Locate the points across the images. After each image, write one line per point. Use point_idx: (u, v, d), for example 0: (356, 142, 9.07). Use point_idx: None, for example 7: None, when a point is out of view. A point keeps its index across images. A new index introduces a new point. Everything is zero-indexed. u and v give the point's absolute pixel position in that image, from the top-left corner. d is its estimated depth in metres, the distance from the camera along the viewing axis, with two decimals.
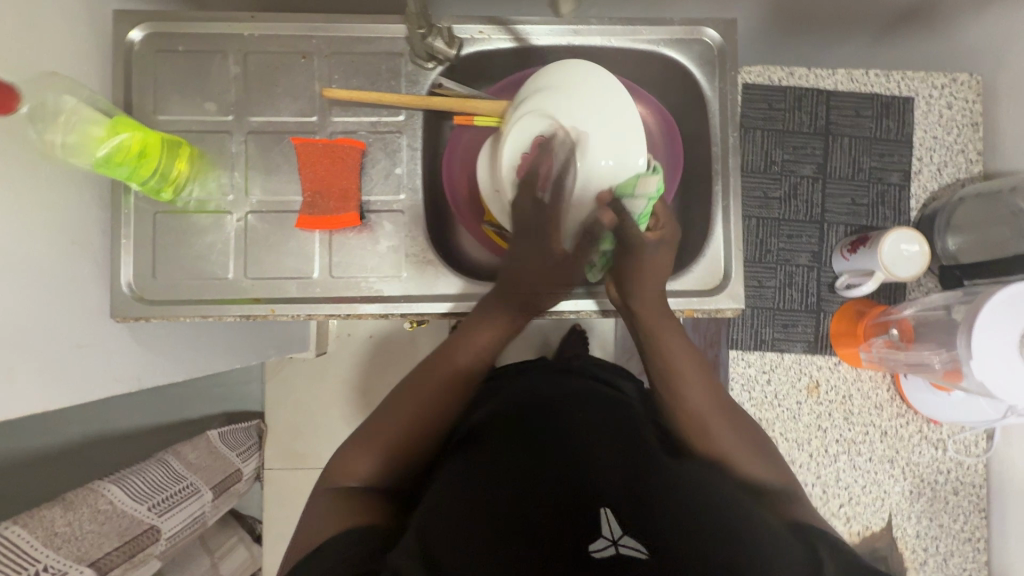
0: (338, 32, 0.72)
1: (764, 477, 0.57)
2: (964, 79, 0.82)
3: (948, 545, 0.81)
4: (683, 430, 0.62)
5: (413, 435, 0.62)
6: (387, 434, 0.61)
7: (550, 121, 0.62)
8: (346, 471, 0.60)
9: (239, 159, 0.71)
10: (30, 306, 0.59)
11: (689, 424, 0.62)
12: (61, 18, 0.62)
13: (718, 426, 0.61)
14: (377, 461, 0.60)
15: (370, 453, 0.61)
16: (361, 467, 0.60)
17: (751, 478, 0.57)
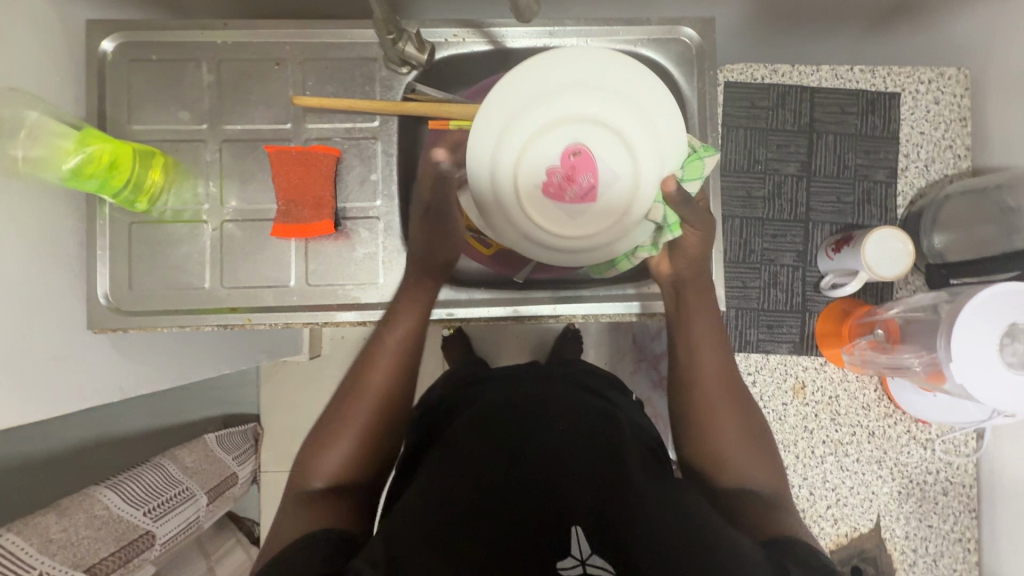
0: (312, 38, 0.71)
1: (759, 481, 0.59)
2: (952, 74, 0.80)
3: (938, 546, 0.80)
4: (694, 419, 0.63)
5: (377, 419, 0.60)
6: (349, 426, 0.59)
7: (586, 123, 0.60)
8: (311, 472, 0.57)
9: (215, 167, 0.70)
10: (4, 318, 0.59)
11: (704, 418, 0.62)
12: (31, 30, 0.62)
13: (727, 415, 0.62)
14: (346, 453, 0.58)
15: (336, 447, 0.58)
16: (328, 464, 0.57)
17: (746, 481, 0.59)
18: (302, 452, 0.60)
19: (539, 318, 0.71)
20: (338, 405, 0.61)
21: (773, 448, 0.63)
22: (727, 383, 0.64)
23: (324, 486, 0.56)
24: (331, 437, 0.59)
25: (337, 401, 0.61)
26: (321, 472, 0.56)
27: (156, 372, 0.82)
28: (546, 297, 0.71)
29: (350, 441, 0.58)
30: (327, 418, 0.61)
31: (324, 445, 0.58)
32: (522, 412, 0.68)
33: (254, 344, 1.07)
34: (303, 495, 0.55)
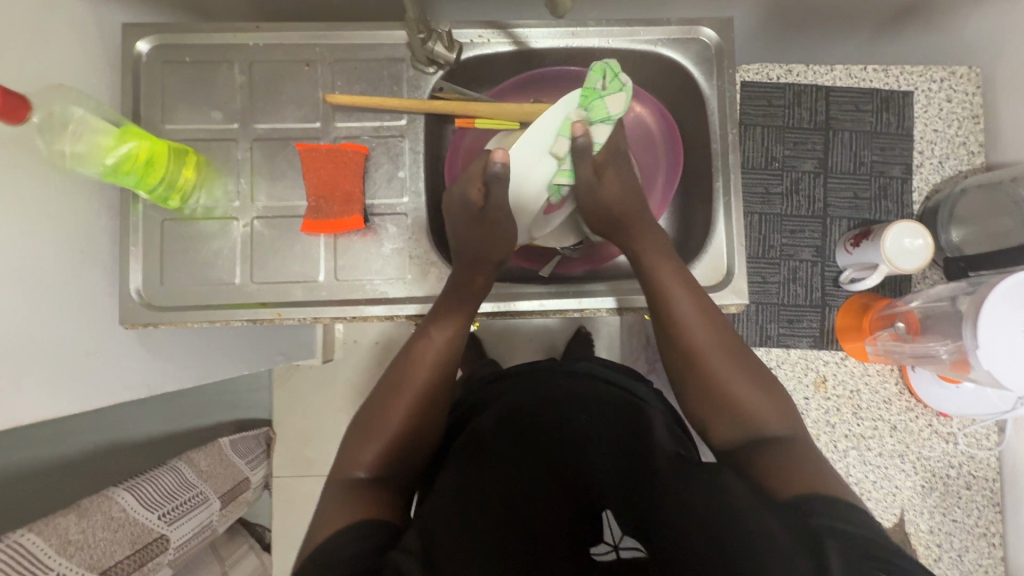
0: (340, 40, 0.73)
1: (766, 418, 0.56)
2: (963, 72, 0.81)
3: (963, 541, 0.80)
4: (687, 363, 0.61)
5: (417, 415, 0.60)
6: (389, 421, 0.59)
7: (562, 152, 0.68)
8: (353, 462, 0.57)
9: (245, 165, 0.72)
10: (43, 312, 0.60)
11: (700, 374, 0.60)
12: (72, 32, 0.64)
13: (721, 361, 0.59)
14: (383, 449, 0.57)
15: (374, 442, 0.58)
16: (372, 453, 0.57)
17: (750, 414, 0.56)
18: (343, 443, 0.60)
19: (563, 312, 0.71)
20: (379, 400, 0.61)
21: (785, 397, 0.59)
22: (721, 334, 0.61)
23: (368, 476, 0.56)
24: (375, 430, 0.58)
25: (379, 397, 0.61)
26: (365, 461, 0.57)
27: (180, 370, 0.83)
28: (572, 290, 0.71)
29: (394, 436, 0.58)
30: (369, 412, 0.60)
31: (367, 435, 0.58)
32: (547, 407, 0.68)
33: (271, 345, 1.08)
34: (346, 482, 0.55)
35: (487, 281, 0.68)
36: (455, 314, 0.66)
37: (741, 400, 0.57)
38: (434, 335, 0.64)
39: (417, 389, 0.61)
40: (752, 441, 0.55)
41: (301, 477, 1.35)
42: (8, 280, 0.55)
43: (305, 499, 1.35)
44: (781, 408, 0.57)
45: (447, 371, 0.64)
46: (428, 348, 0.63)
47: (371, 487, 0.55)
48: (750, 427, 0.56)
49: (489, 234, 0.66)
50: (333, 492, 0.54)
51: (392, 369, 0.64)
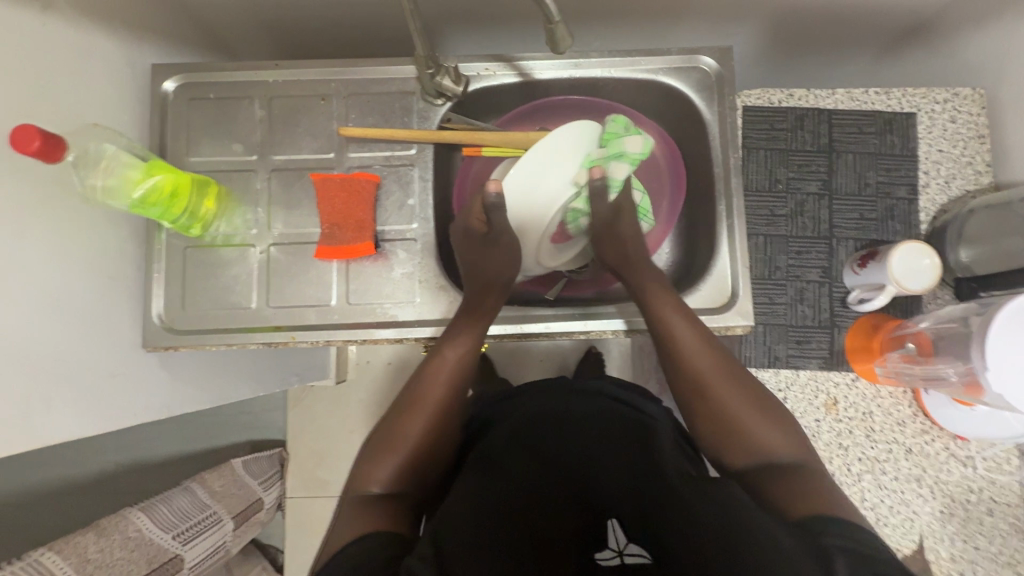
0: (354, 76, 0.77)
1: (775, 446, 0.57)
2: (966, 94, 0.82)
3: (987, 569, 0.77)
4: (691, 391, 0.62)
5: (430, 436, 0.61)
6: (404, 438, 0.60)
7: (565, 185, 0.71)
8: (368, 479, 0.57)
9: (263, 195, 0.75)
10: (72, 338, 0.63)
11: (705, 409, 0.61)
12: (107, 74, 0.68)
13: (724, 392, 0.61)
14: (399, 466, 0.58)
15: (390, 459, 0.59)
16: (388, 469, 0.58)
17: (760, 442, 0.58)
18: (358, 462, 0.61)
19: (570, 334, 0.73)
20: (393, 418, 0.62)
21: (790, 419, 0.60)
22: (720, 363, 0.62)
23: (383, 492, 0.56)
24: (390, 447, 0.60)
25: (393, 416, 0.63)
26: (379, 477, 0.57)
27: (197, 392, 0.85)
28: (577, 313, 0.72)
29: (409, 453, 0.59)
30: (383, 430, 0.62)
31: (382, 452, 0.59)
32: (556, 419, 0.69)
33: (286, 366, 1.10)
34: (362, 498, 0.56)
35: (498, 302, 0.70)
36: (467, 333, 0.67)
37: (748, 429, 0.58)
38: (447, 354, 0.65)
39: (430, 409, 0.62)
40: (762, 469, 0.56)
41: (312, 498, 1.36)
42: (39, 305, 0.59)
43: (318, 520, 1.35)
44: (787, 434, 0.58)
45: (460, 389, 0.66)
46: (442, 368, 0.65)
47: (386, 502, 0.55)
48: (759, 455, 0.57)
49: (496, 257, 0.70)
50: (346, 507, 0.55)
51: (408, 386, 0.66)
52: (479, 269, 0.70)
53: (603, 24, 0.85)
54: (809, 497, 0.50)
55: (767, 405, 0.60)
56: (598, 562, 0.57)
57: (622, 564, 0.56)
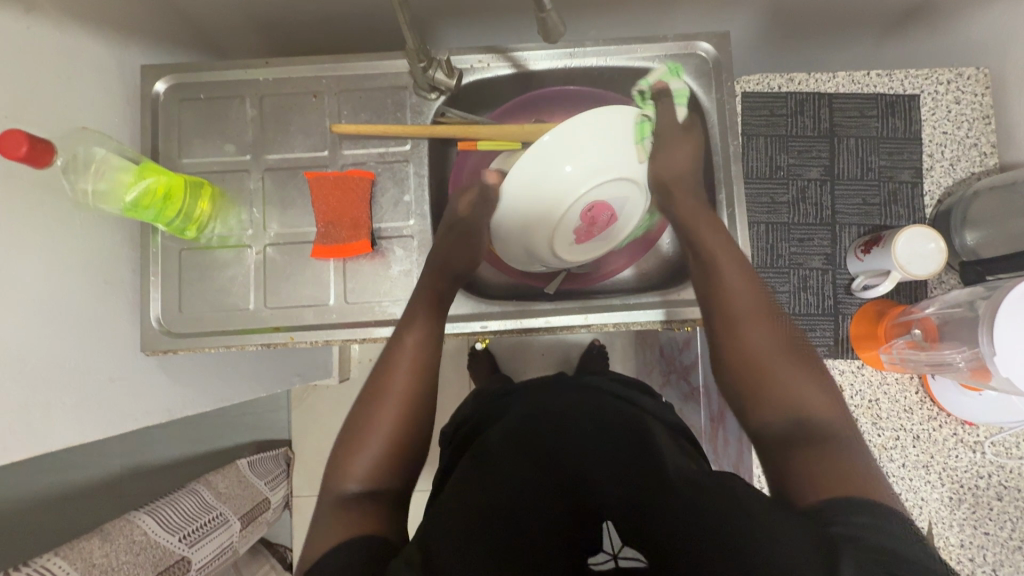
0: (346, 72, 0.76)
1: (810, 397, 0.56)
2: (970, 73, 0.80)
3: (997, 555, 0.77)
4: (731, 327, 0.64)
5: (398, 420, 0.61)
6: (371, 426, 0.61)
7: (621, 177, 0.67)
8: (345, 476, 0.57)
9: (257, 195, 0.74)
10: (68, 343, 0.62)
11: (741, 347, 0.61)
12: (95, 76, 0.68)
13: (764, 337, 0.62)
14: (370, 458, 0.58)
15: (361, 451, 0.59)
16: (362, 466, 0.57)
17: (793, 391, 0.56)
18: (331, 466, 0.60)
19: (570, 328, 0.72)
20: (359, 417, 0.62)
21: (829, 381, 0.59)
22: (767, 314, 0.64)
23: (360, 489, 0.56)
24: (359, 445, 0.60)
25: (358, 414, 0.63)
26: (355, 476, 0.57)
27: (197, 395, 0.84)
28: (575, 307, 0.72)
29: (376, 442, 0.59)
30: (350, 432, 0.62)
31: (353, 447, 0.60)
32: (550, 420, 0.68)
33: (288, 366, 1.10)
34: (341, 498, 0.55)
35: (452, 287, 0.71)
36: (421, 322, 0.68)
37: (780, 379, 0.58)
38: (404, 339, 0.67)
39: (395, 399, 0.63)
40: (787, 417, 0.55)
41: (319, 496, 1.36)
42: (34, 312, 0.58)
43: None
44: (824, 393, 0.56)
45: (422, 366, 0.66)
46: (404, 352, 0.66)
47: (367, 499, 0.54)
48: (788, 402, 0.56)
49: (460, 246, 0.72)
50: (332, 507, 0.54)
51: (372, 377, 0.66)
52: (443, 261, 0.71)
53: (598, 12, 0.83)
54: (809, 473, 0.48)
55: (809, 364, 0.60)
56: None
57: None
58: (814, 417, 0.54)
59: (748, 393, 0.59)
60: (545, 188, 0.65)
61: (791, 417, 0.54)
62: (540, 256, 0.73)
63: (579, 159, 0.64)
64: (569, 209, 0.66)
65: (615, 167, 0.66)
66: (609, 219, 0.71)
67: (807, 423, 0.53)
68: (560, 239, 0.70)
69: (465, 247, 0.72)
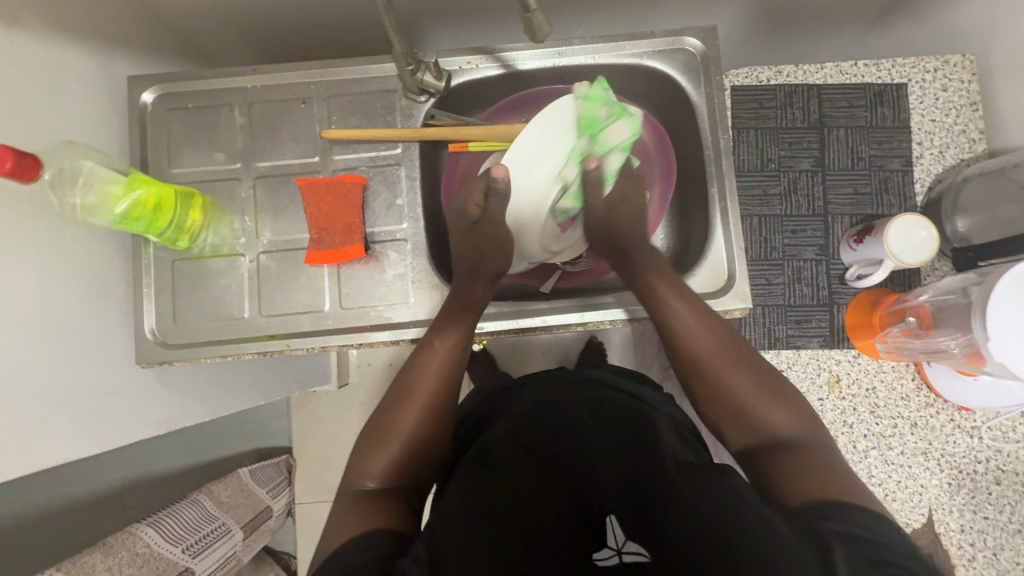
0: (334, 77, 0.75)
1: (779, 423, 0.55)
2: (957, 61, 0.81)
3: (998, 539, 0.77)
4: (690, 363, 0.61)
5: (425, 427, 0.60)
6: (397, 429, 0.60)
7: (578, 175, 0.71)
8: (362, 474, 0.57)
9: (249, 203, 0.74)
10: (62, 358, 0.62)
11: (706, 385, 0.60)
12: (82, 88, 0.67)
13: (727, 368, 0.59)
14: (393, 460, 0.58)
15: (383, 452, 0.58)
16: (380, 464, 0.57)
17: (765, 420, 0.56)
18: (353, 455, 0.60)
19: (567, 327, 0.72)
20: (388, 410, 0.62)
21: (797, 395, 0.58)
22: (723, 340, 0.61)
23: (377, 486, 0.56)
24: (385, 441, 0.59)
25: (387, 408, 0.62)
26: (374, 473, 0.57)
27: (195, 405, 0.84)
28: (572, 305, 0.72)
29: (401, 447, 0.59)
30: (376, 424, 0.61)
31: (374, 447, 0.59)
32: (554, 416, 0.68)
33: (287, 374, 1.10)
34: (356, 494, 0.56)
35: (486, 292, 0.69)
36: (457, 326, 0.66)
37: (756, 411, 0.56)
38: (437, 346, 0.65)
39: (423, 404, 0.61)
40: (758, 444, 0.55)
41: (322, 502, 1.36)
42: (26, 327, 0.58)
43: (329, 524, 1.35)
44: (795, 409, 0.56)
45: (452, 377, 0.64)
46: (431, 359, 0.64)
47: (380, 497, 0.55)
48: (757, 432, 0.56)
49: (488, 242, 0.69)
50: (343, 504, 0.55)
51: (400, 375, 0.65)
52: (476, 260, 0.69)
53: (585, 10, 0.83)
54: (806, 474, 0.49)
55: (774, 382, 0.59)
56: None
57: None
58: (783, 441, 0.54)
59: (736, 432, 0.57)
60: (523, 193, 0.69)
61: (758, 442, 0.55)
62: (532, 255, 0.74)
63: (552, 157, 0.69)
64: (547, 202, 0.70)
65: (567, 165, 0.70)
66: None
67: (780, 446, 0.54)
68: (549, 236, 0.72)
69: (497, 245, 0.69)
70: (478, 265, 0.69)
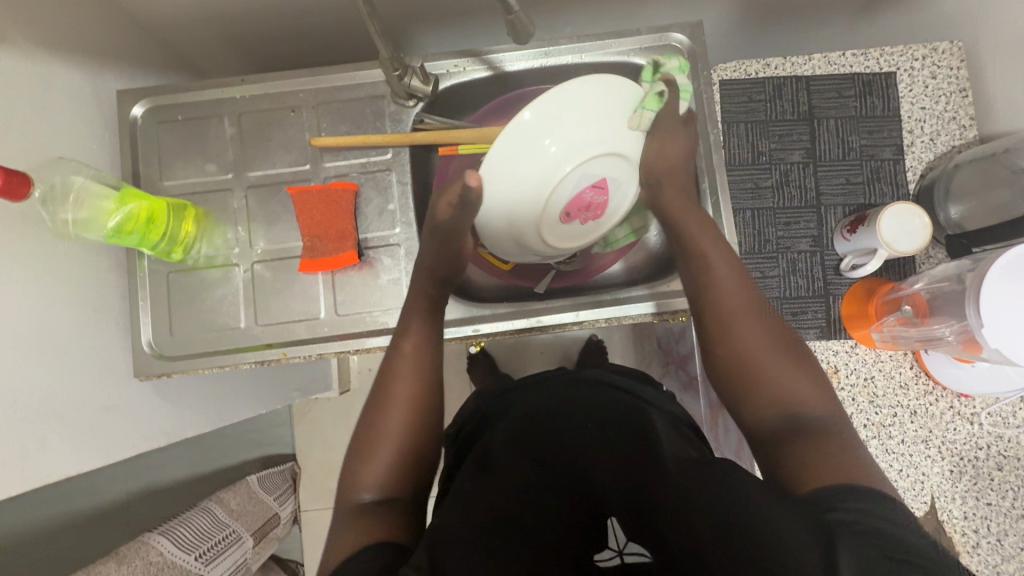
0: (322, 84, 0.76)
1: (800, 392, 0.55)
2: (945, 48, 0.80)
3: (1001, 525, 0.77)
4: (720, 321, 0.63)
5: (406, 429, 0.61)
6: (380, 437, 0.60)
7: (598, 161, 0.63)
8: (358, 488, 0.57)
9: (242, 213, 0.74)
10: (59, 373, 0.62)
11: (730, 345, 0.61)
12: (71, 103, 0.67)
13: (754, 333, 0.61)
14: (383, 468, 0.58)
15: (372, 463, 0.58)
16: (373, 475, 0.57)
17: (785, 385, 0.56)
18: (345, 474, 0.60)
19: (562, 326, 0.72)
20: (369, 423, 0.62)
21: (823, 378, 0.58)
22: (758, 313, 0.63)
23: (373, 497, 0.55)
24: (375, 450, 0.60)
25: (369, 418, 0.62)
26: (368, 484, 0.57)
27: (195, 416, 0.84)
28: (563, 304, 0.72)
29: (389, 452, 0.59)
30: (362, 438, 0.62)
31: (364, 460, 0.59)
32: (554, 416, 0.68)
33: (287, 381, 1.10)
34: (353, 507, 0.55)
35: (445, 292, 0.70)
36: (420, 326, 0.67)
37: (777, 377, 0.57)
38: (406, 348, 0.66)
39: (402, 404, 0.62)
40: (778, 405, 0.55)
41: (327, 509, 1.36)
42: (23, 342, 0.58)
43: None
44: (819, 388, 0.56)
45: (426, 374, 0.65)
46: (404, 363, 0.65)
47: (379, 508, 0.54)
48: (777, 396, 0.55)
49: (444, 248, 0.69)
50: (343, 519, 0.54)
51: (376, 387, 0.65)
52: (433, 265, 0.69)
53: (572, 9, 0.84)
54: (805, 462, 0.48)
55: (800, 360, 0.59)
56: (597, 562, 0.59)
57: (621, 562, 0.59)
58: (803, 409, 0.54)
59: (734, 388, 0.59)
60: (520, 189, 0.63)
61: (776, 405, 0.55)
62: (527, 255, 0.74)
63: (551, 141, 0.60)
64: (546, 208, 0.64)
65: (585, 144, 0.61)
66: (598, 191, 0.66)
67: (799, 414, 0.54)
68: (555, 232, 0.68)
69: (450, 246, 0.69)
70: (436, 270, 0.69)
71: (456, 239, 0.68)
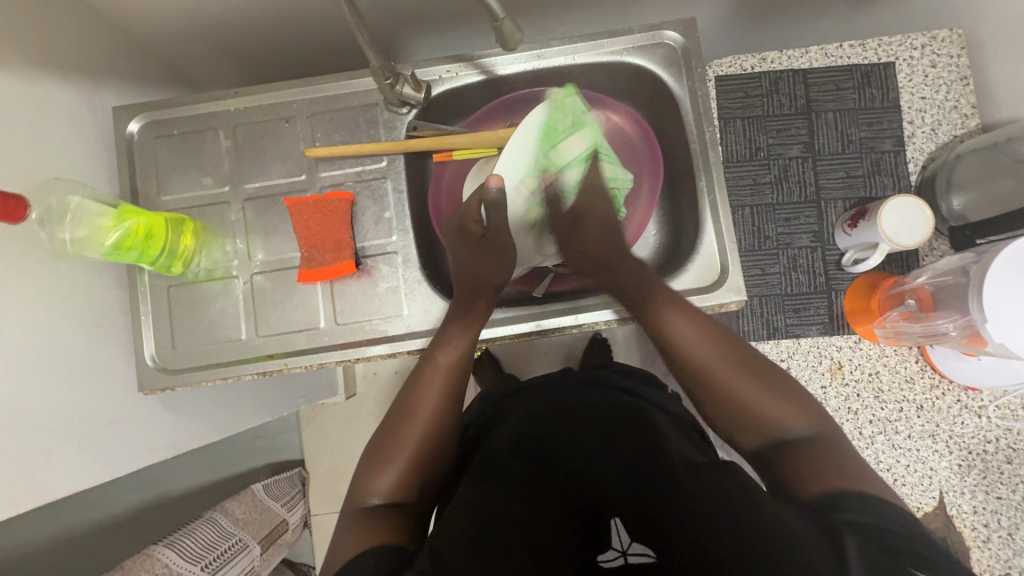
0: (316, 94, 0.76)
1: (784, 420, 0.55)
2: (944, 35, 0.79)
3: (1012, 519, 0.76)
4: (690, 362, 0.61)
5: (429, 441, 0.60)
6: (402, 443, 0.59)
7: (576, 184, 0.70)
8: (369, 489, 0.57)
9: (239, 226, 0.75)
10: (65, 390, 0.63)
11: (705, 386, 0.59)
12: (68, 122, 0.68)
13: (725, 368, 0.59)
14: (398, 474, 0.58)
15: (388, 467, 0.58)
16: (386, 480, 0.57)
17: (769, 416, 0.55)
18: (359, 469, 0.60)
19: (562, 330, 0.72)
20: (392, 424, 0.62)
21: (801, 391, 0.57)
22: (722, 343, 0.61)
23: (383, 502, 0.56)
24: (389, 455, 0.59)
25: (392, 422, 0.62)
26: (380, 487, 0.57)
27: (201, 428, 0.85)
28: (565, 308, 0.71)
29: (407, 457, 0.59)
30: (382, 437, 0.61)
31: (380, 462, 0.59)
32: (560, 418, 0.68)
33: (291, 388, 1.11)
34: (361, 509, 0.55)
35: (487, 302, 0.68)
36: (456, 336, 0.66)
37: (760, 409, 0.56)
38: (439, 358, 0.65)
39: (426, 415, 0.61)
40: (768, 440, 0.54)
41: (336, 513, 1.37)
42: (27, 360, 0.58)
43: None
44: (804, 407, 0.55)
45: (455, 389, 0.64)
46: (434, 373, 0.64)
47: (385, 514, 0.55)
48: (764, 431, 0.55)
49: (488, 256, 0.68)
50: (350, 521, 0.54)
51: (404, 390, 0.65)
52: (472, 270, 0.68)
53: (564, 10, 0.83)
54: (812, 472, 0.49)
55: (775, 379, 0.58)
56: (599, 563, 0.56)
57: (625, 564, 0.55)
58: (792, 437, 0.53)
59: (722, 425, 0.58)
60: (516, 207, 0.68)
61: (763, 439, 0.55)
62: (523, 259, 0.73)
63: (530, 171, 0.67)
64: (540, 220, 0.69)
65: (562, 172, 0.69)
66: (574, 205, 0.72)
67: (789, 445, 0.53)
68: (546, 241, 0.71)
69: (495, 254, 0.68)
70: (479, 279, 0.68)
71: (497, 248, 0.68)
